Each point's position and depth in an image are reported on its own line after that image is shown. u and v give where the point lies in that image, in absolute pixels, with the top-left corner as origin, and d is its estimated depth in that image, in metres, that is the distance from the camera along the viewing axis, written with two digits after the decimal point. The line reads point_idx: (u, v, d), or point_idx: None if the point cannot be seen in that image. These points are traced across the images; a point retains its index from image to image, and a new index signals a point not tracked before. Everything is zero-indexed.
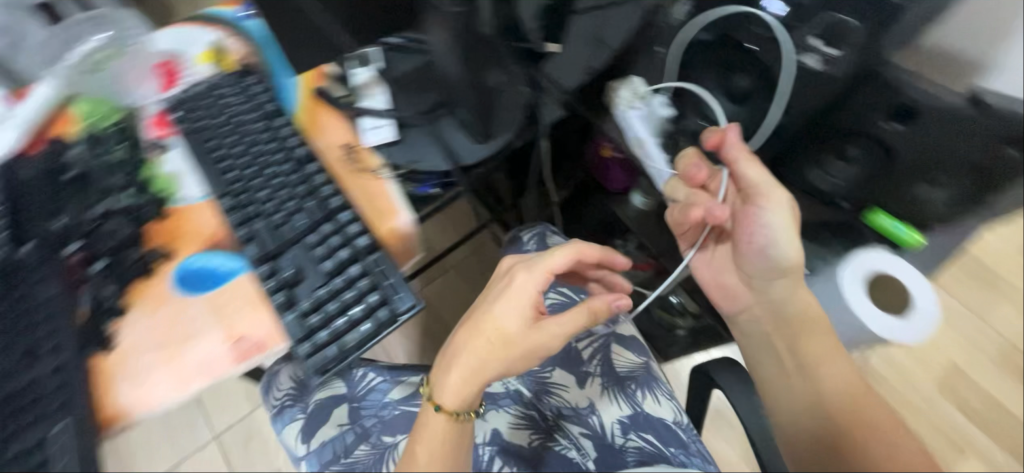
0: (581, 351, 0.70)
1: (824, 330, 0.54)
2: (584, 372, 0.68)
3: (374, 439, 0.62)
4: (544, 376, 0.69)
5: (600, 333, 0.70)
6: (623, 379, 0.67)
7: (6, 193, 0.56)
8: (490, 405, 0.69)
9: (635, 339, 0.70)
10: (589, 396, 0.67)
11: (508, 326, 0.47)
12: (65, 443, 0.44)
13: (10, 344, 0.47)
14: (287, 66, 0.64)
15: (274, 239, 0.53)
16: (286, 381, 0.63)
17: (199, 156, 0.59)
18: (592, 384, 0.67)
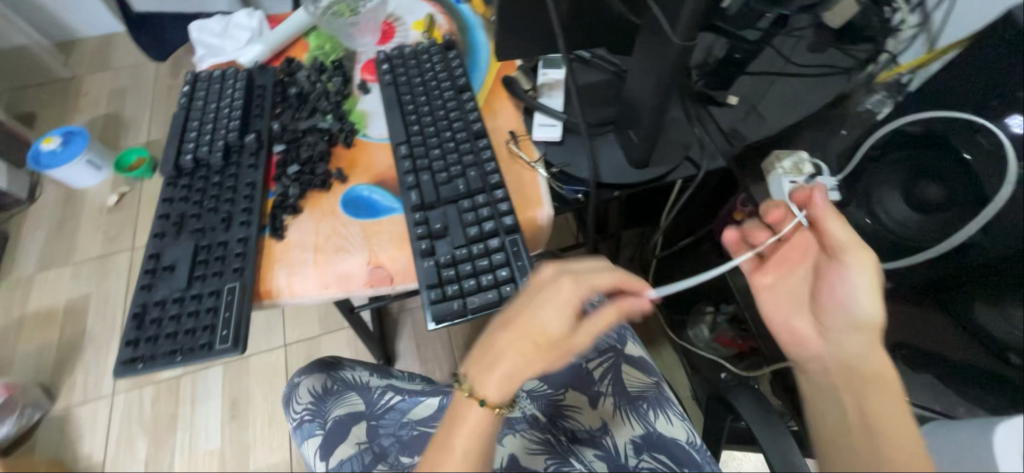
0: (592, 372, 0.74)
1: (897, 393, 0.44)
2: (596, 392, 0.71)
3: (392, 460, 0.59)
4: (557, 398, 0.71)
5: (609, 353, 0.75)
6: (634, 399, 0.70)
7: (244, 90, 0.68)
8: (507, 430, 0.67)
9: (642, 359, 0.75)
10: (602, 416, 0.69)
11: (554, 325, 0.45)
12: (230, 300, 0.51)
13: (217, 207, 0.58)
14: (486, 53, 0.74)
15: (434, 193, 0.58)
16: (305, 396, 0.65)
17: (392, 103, 0.66)
18: (605, 404, 0.70)
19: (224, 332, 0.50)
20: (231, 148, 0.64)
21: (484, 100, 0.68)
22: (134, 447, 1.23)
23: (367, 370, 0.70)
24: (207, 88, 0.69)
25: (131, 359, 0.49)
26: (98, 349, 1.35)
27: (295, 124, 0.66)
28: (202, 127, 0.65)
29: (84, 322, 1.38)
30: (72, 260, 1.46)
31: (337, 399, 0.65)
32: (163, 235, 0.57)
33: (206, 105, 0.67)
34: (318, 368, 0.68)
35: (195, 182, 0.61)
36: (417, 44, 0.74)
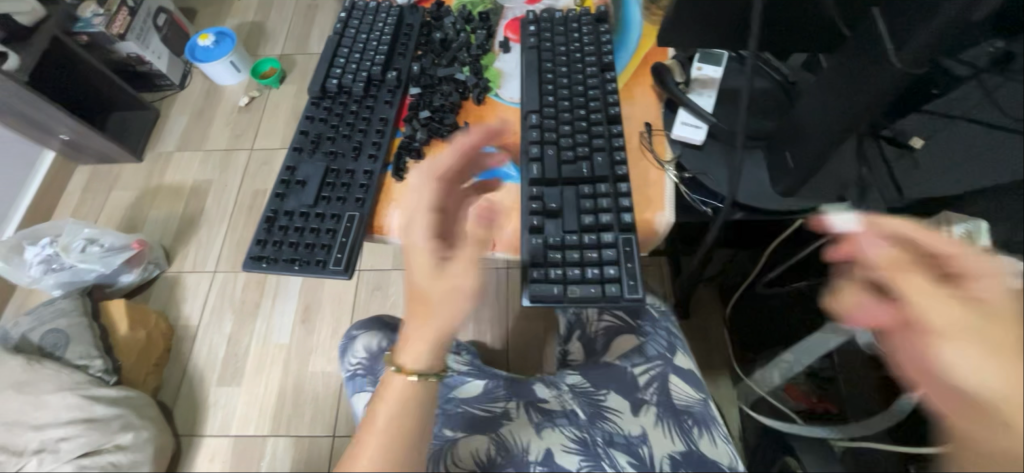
0: (637, 377, 0.70)
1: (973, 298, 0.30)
2: (639, 399, 0.68)
3: (438, 430, 0.64)
4: (598, 398, 0.68)
5: (657, 361, 0.72)
6: (679, 413, 0.66)
7: (394, 26, 0.70)
8: (546, 422, 0.64)
9: (691, 373, 0.71)
10: (642, 425, 0.65)
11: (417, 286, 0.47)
12: (349, 227, 0.54)
13: (350, 135, 0.61)
14: (636, 35, 0.68)
15: (556, 170, 0.56)
16: (362, 351, 0.73)
17: (531, 68, 0.64)
18: (647, 413, 0.66)
19: (339, 254, 0.53)
20: (372, 80, 0.66)
21: (625, 83, 0.64)
22: (222, 321, 1.39)
23: (423, 341, 0.76)
24: (361, 18, 0.71)
25: (259, 257, 0.54)
26: (209, 230, 1.53)
27: (433, 70, 0.67)
28: (349, 56, 0.67)
29: (203, 204, 1.56)
30: (203, 147, 1.65)
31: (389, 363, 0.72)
32: (300, 150, 0.60)
33: (357, 34, 0.69)
34: (374, 326, 0.75)
35: (335, 107, 0.64)
36: (569, 10, 0.70)
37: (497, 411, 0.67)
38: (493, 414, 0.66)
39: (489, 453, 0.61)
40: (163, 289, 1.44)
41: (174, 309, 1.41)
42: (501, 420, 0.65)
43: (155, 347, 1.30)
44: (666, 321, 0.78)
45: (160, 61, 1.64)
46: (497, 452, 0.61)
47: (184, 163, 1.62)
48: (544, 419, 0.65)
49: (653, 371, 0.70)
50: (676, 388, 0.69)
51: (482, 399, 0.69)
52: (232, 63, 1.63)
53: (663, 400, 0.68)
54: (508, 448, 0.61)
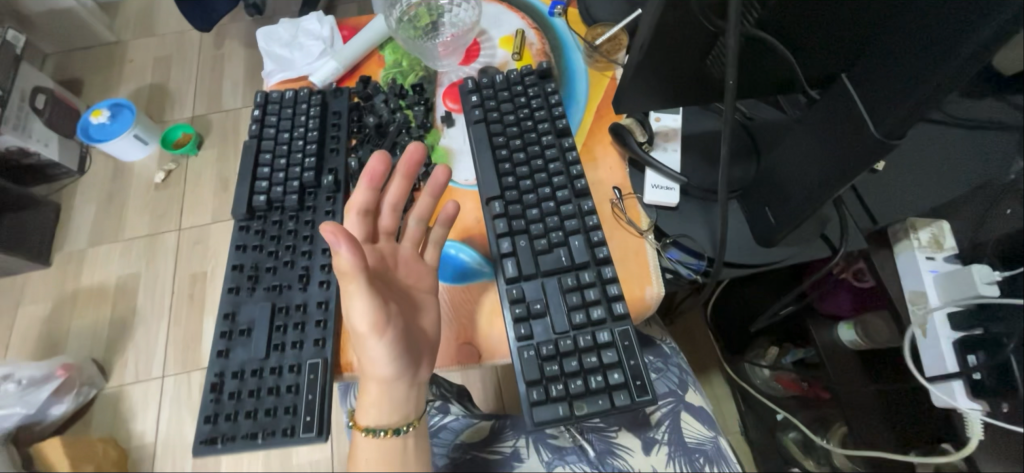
0: (649, 414, 0.66)
1: None
2: (650, 437, 0.64)
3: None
4: (609, 435, 0.64)
5: (669, 397, 0.67)
6: (691, 451, 0.63)
7: (318, 117, 0.62)
8: (557, 460, 0.63)
9: (704, 408, 0.67)
10: (653, 464, 0.62)
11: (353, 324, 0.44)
12: (313, 380, 0.47)
13: (293, 260, 0.54)
14: (584, 87, 0.64)
15: (532, 264, 0.52)
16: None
17: (483, 145, 0.59)
18: (659, 452, 0.63)
19: (309, 417, 0.46)
20: (306, 187, 0.58)
21: (583, 144, 0.60)
22: (184, 430, 1.25)
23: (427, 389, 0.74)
24: (279, 112, 0.63)
25: (211, 439, 0.46)
26: (147, 329, 1.37)
27: None
28: (275, 161, 0.59)
29: (135, 300, 1.39)
30: (122, 236, 1.46)
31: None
32: (237, 289, 0.52)
33: (278, 133, 0.61)
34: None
35: (269, 227, 0.56)
36: (509, 69, 0.65)
37: (506, 452, 0.64)
38: (503, 455, 0.64)
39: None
40: (106, 409, 1.28)
41: (123, 429, 1.27)
42: (513, 463, 0.63)
43: None
44: (674, 352, 0.72)
45: (49, 148, 1.42)
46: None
47: (103, 260, 1.43)
48: (554, 457, 0.63)
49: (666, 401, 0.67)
50: (686, 416, 0.66)
51: (490, 440, 0.65)
52: (137, 136, 1.45)
53: (675, 431, 0.64)
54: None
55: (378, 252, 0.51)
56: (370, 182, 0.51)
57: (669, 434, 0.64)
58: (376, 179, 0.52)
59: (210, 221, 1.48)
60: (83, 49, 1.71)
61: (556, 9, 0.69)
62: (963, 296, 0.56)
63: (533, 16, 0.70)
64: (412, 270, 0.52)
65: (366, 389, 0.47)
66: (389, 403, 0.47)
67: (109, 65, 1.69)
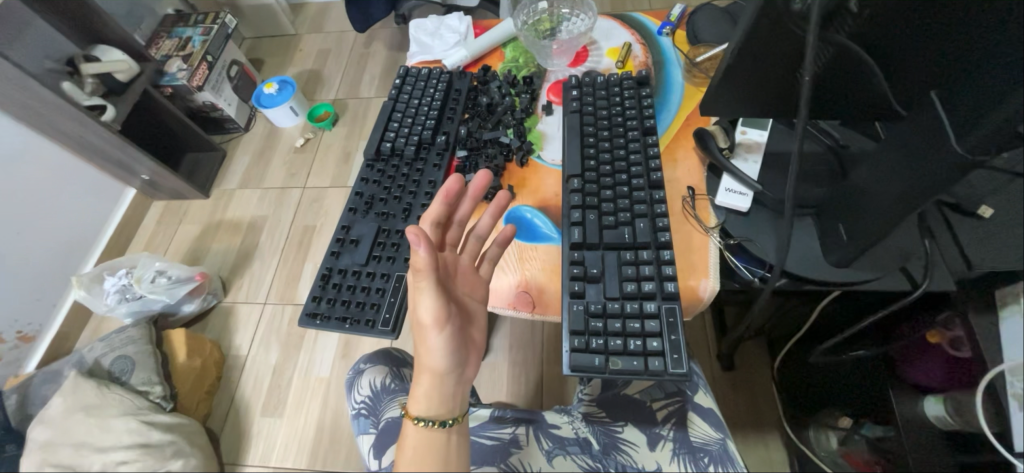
0: (656, 411, 0.66)
1: None
2: (656, 433, 0.64)
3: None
4: (614, 429, 0.66)
5: (676, 397, 0.67)
6: (695, 450, 0.62)
7: (443, 92, 0.75)
8: (557, 450, 0.63)
9: (712, 411, 0.65)
10: (658, 460, 0.62)
11: (418, 317, 0.50)
12: (396, 287, 0.58)
13: (401, 196, 0.65)
14: (677, 98, 0.70)
15: (598, 235, 0.57)
16: (366, 388, 0.75)
17: (574, 132, 0.66)
18: (664, 448, 0.63)
19: (386, 316, 0.56)
20: (422, 144, 0.70)
21: (667, 145, 0.65)
22: (269, 352, 1.44)
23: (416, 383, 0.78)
24: (413, 84, 0.77)
25: (313, 315, 0.58)
26: (263, 262, 1.59)
27: (479, 133, 0.70)
28: (402, 120, 0.73)
29: (259, 238, 1.64)
30: (262, 184, 1.74)
31: (391, 397, 0.73)
32: (355, 211, 0.65)
33: (409, 100, 0.75)
34: (382, 363, 0.78)
35: (387, 169, 0.69)
36: (610, 74, 0.72)
37: (505, 438, 0.65)
38: (503, 440, 0.64)
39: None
40: (219, 319, 1.52)
41: (227, 338, 1.49)
42: (510, 449, 0.63)
43: (208, 374, 1.37)
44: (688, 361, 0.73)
45: (230, 107, 1.78)
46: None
47: (245, 200, 1.71)
48: (555, 445, 0.64)
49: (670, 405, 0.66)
50: (693, 425, 0.64)
51: (490, 426, 0.66)
52: (292, 108, 1.76)
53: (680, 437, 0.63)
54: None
55: (443, 261, 0.55)
56: (444, 197, 0.55)
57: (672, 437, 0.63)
58: (449, 195, 0.56)
59: (328, 185, 1.70)
60: (270, 38, 2.14)
61: (665, 29, 0.76)
62: None
63: (641, 33, 0.78)
64: (468, 280, 0.56)
65: (419, 381, 0.51)
66: (437, 397, 0.50)
67: (285, 52, 2.08)
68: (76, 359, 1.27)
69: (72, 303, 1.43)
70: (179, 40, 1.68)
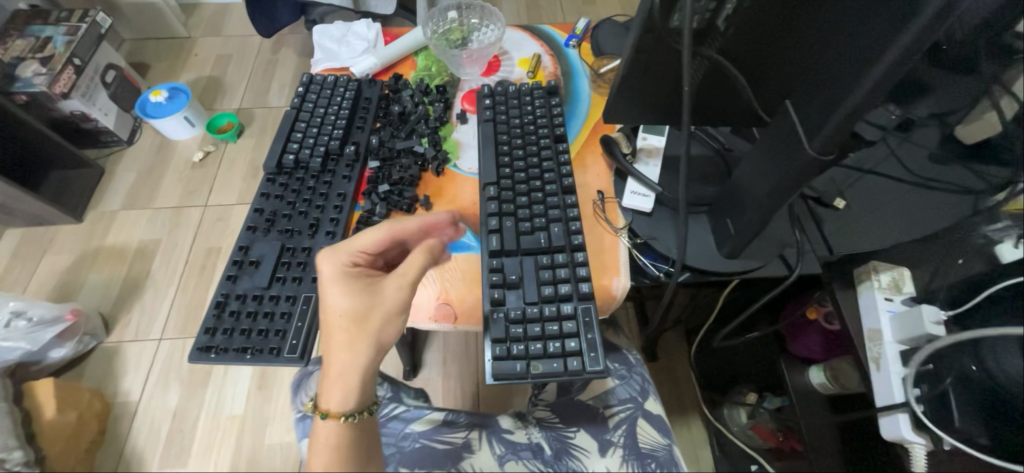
0: (607, 417, 0.68)
1: None
2: (606, 439, 0.66)
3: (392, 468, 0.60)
4: (566, 435, 0.66)
5: (629, 404, 0.70)
6: (643, 455, 0.64)
7: (352, 101, 0.72)
8: (509, 455, 0.63)
9: (661, 418, 0.69)
10: (607, 466, 0.63)
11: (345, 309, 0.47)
12: (304, 310, 0.53)
13: (307, 211, 0.61)
14: (584, 107, 0.73)
15: (515, 241, 0.58)
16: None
17: (488, 140, 0.67)
18: (614, 455, 0.64)
19: (294, 342, 0.52)
20: (330, 154, 0.66)
21: (577, 151, 0.68)
22: (167, 394, 1.27)
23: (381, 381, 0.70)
24: (319, 92, 0.72)
25: (205, 348, 0.52)
26: (156, 292, 1.40)
27: (392, 143, 0.68)
28: (307, 129, 0.68)
29: (150, 264, 1.45)
30: (152, 204, 1.54)
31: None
32: (254, 229, 0.60)
33: (315, 108, 0.70)
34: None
35: (291, 182, 0.64)
36: (521, 84, 0.74)
37: (458, 443, 0.63)
38: (453, 446, 0.63)
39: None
40: (99, 363, 1.31)
41: (112, 383, 1.28)
42: (462, 455, 0.62)
43: (87, 428, 1.16)
44: (637, 362, 0.77)
45: (107, 117, 1.56)
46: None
47: (131, 222, 1.50)
48: (506, 450, 0.63)
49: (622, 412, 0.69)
50: (643, 428, 0.67)
51: (441, 431, 0.64)
52: (186, 118, 1.59)
53: (631, 446, 0.65)
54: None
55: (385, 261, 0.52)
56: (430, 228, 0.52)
57: (624, 444, 0.65)
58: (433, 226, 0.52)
59: (234, 201, 1.55)
60: (157, 40, 1.92)
61: (571, 41, 0.80)
62: (913, 334, 0.58)
63: (549, 45, 0.81)
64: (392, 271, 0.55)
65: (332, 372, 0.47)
66: (357, 392, 0.46)
67: (177, 56, 1.87)
68: None
69: None
70: (38, 39, 1.43)
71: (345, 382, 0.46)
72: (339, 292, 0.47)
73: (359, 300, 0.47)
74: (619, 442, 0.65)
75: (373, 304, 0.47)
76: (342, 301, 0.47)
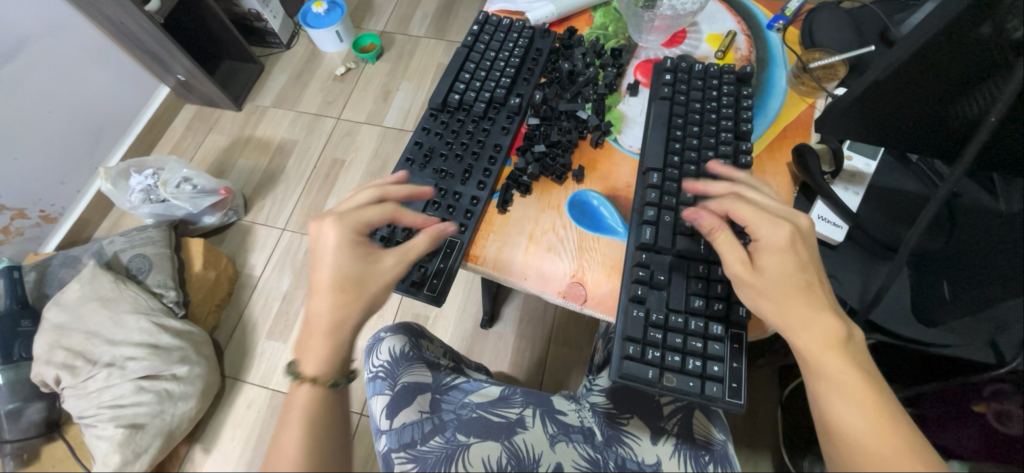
0: (662, 406, 0.66)
1: None
2: (660, 427, 0.64)
3: (449, 435, 0.59)
4: (619, 421, 0.65)
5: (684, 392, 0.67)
6: (698, 448, 0.61)
7: (522, 50, 0.68)
8: (561, 436, 0.62)
9: (719, 412, 0.66)
10: (659, 454, 0.61)
11: (339, 268, 0.47)
12: (448, 254, 0.54)
13: (461, 157, 0.61)
14: (777, 104, 0.63)
15: (671, 238, 0.53)
16: (385, 353, 0.70)
17: (661, 121, 0.61)
18: (666, 443, 0.62)
19: (434, 281, 0.53)
20: (492, 102, 0.65)
21: (759, 154, 0.59)
22: (281, 278, 1.40)
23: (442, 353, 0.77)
24: (492, 34, 0.70)
25: None
26: (287, 187, 1.54)
27: (555, 102, 0.65)
28: (476, 72, 0.67)
29: (286, 161, 1.58)
30: (296, 108, 1.66)
31: (410, 366, 0.68)
32: (411, 161, 0.61)
33: (486, 51, 0.69)
34: (402, 330, 0.73)
35: (451, 122, 0.64)
36: (708, 63, 0.65)
37: (512, 418, 0.63)
38: (509, 420, 0.63)
39: (500, 462, 0.56)
40: (237, 236, 1.48)
41: (242, 256, 1.45)
42: (516, 429, 0.61)
43: (220, 288, 1.34)
44: None
45: (275, 20, 1.67)
46: (508, 462, 0.57)
47: (277, 120, 1.65)
48: (560, 433, 0.62)
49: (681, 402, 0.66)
50: (700, 423, 0.64)
51: (497, 404, 0.66)
52: (338, 33, 1.67)
53: (688, 439, 0.62)
54: (520, 458, 0.57)
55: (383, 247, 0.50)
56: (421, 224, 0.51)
57: (679, 435, 0.63)
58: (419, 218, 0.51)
59: (363, 120, 1.62)
60: None
61: (776, 23, 0.68)
62: None
63: (748, 24, 0.70)
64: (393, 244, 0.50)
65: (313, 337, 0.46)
66: (336, 356, 0.46)
67: None
68: (94, 249, 1.27)
69: (95, 192, 1.43)
70: None
71: (327, 339, 0.46)
72: (335, 253, 0.47)
73: (354, 263, 0.47)
74: (673, 431, 0.63)
75: (369, 270, 0.47)
76: (340, 260, 0.47)
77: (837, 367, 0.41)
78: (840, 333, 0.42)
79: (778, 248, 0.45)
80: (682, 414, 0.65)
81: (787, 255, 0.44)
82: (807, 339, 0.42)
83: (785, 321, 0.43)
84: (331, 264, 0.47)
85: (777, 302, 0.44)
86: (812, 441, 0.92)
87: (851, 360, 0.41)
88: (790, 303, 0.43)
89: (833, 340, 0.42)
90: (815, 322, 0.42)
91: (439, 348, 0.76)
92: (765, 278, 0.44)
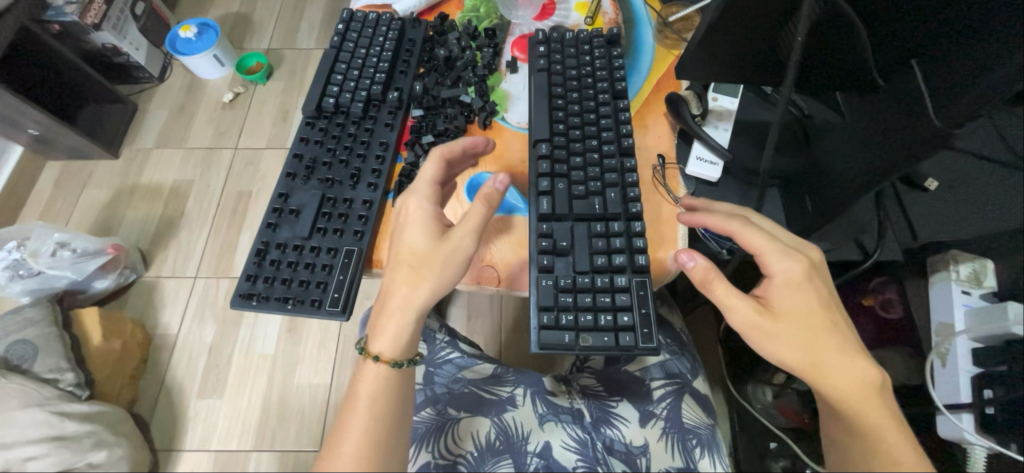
0: (654, 389, 0.67)
1: None
2: (649, 411, 0.64)
3: (440, 407, 0.62)
4: (608, 404, 0.65)
5: (676, 379, 0.67)
6: (685, 431, 0.61)
7: (394, 42, 0.66)
8: (550, 415, 0.62)
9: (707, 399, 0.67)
10: (646, 437, 0.61)
11: (415, 245, 0.47)
12: (346, 263, 0.52)
13: (346, 161, 0.58)
14: (646, 60, 0.66)
15: (566, 203, 0.54)
16: None
17: (541, 93, 0.61)
18: (654, 426, 0.62)
19: (336, 294, 0.51)
20: (372, 100, 0.62)
21: (637, 110, 0.62)
22: (203, 330, 1.28)
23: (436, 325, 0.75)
24: (360, 31, 0.67)
25: (247, 295, 0.52)
26: (191, 231, 1.40)
27: (437, 91, 0.63)
28: (348, 72, 0.64)
29: (184, 204, 1.44)
30: (184, 145, 1.51)
31: None
32: (294, 176, 0.58)
33: (356, 49, 0.66)
34: None
35: (332, 128, 0.61)
36: (579, 30, 0.67)
37: (502, 396, 0.64)
38: (498, 398, 0.64)
39: (489, 437, 0.59)
40: (140, 295, 1.33)
41: (152, 316, 1.30)
42: (506, 407, 0.63)
43: (131, 356, 1.20)
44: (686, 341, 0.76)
45: (138, 52, 1.49)
46: (497, 438, 0.59)
47: (165, 161, 1.49)
48: (549, 411, 0.63)
49: (672, 383, 0.67)
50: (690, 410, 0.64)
51: (489, 382, 0.66)
52: (217, 57, 1.52)
53: (673, 423, 0.62)
54: (509, 435, 0.59)
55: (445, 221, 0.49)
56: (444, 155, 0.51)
57: (666, 417, 0.63)
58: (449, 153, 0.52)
59: (264, 146, 1.51)
60: None
61: None
62: None
63: None
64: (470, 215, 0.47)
65: (387, 319, 0.46)
66: (407, 343, 0.46)
67: None
68: None
69: None
70: None
71: (396, 319, 0.46)
72: (412, 227, 0.48)
73: (427, 242, 0.47)
74: (661, 413, 0.63)
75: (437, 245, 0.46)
76: (417, 239, 0.47)
77: (873, 414, 0.44)
78: (875, 377, 0.44)
79: (797, 285, 0.46)
80: (677, 397, 0.65)
81: (810, 294, 0.45)
82: (843, 384, 0.44)
83: (816, 369, 0.45)
84: (406, 239, 0.48)
85: (808, 349, 0.45)
86: (750, 366, 0.99)
87: (883, 403, 0.44)
88: (822, 349, 0.45)
89: (867, 385, 0.44)
90: (851, 370, 0.44)
91: (436, 323, 0.76)
92: (789, 320, 0.45)
